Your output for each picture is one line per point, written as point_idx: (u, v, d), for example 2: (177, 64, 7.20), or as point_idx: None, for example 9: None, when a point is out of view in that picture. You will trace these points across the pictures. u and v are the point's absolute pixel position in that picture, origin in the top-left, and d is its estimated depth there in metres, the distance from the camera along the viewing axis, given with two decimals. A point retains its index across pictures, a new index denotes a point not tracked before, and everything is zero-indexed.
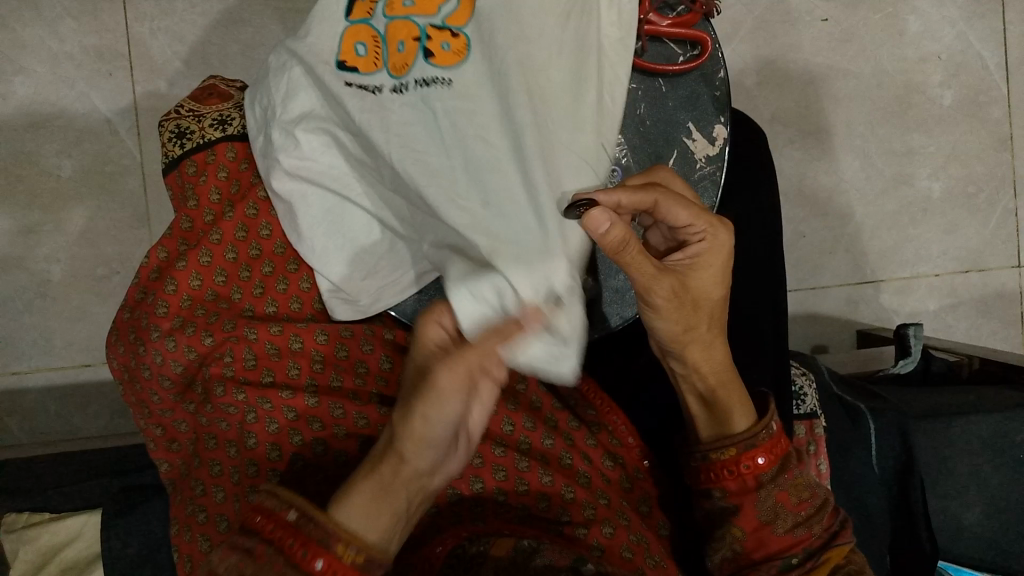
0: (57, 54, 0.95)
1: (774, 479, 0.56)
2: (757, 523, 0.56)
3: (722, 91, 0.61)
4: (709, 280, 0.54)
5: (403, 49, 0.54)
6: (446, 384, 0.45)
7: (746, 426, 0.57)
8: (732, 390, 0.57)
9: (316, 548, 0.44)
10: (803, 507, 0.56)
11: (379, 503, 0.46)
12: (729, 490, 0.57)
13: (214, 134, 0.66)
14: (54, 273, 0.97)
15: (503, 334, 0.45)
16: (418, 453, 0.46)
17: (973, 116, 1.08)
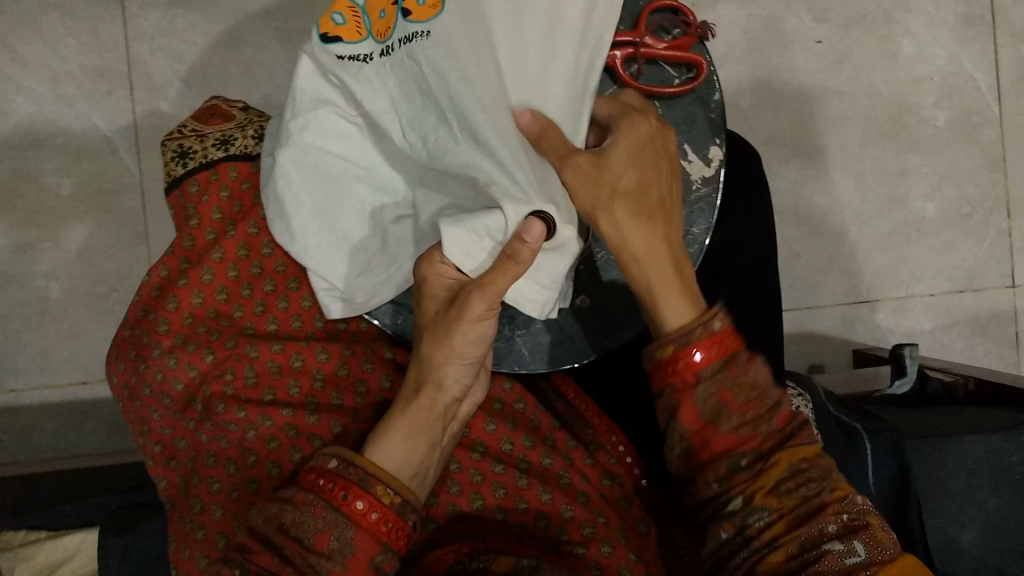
0: (58, 73, 0.96)
1: (714, 376, 0.50)
2: (699, 420, 0.51)
3: (718, 114, 0.61)
4: (639, 167, 0.54)
5: (385, 15, 0.55)
6: (472, 312, 0.51)
7: (687, 319, 0.51)
8: (662, 282, 0.52)
9: (356, 491, 0.51)
10: (749, 407, 0.50)
11: (412, 438, 0.54)
12: (676, 395, 0.51)
13: (216, 153, 0.67)
14: (51, 291, 0.97)
15: (509, 268, 0.48)
16: (448, 379, 0.55)
17: (966, 137, 1.09)
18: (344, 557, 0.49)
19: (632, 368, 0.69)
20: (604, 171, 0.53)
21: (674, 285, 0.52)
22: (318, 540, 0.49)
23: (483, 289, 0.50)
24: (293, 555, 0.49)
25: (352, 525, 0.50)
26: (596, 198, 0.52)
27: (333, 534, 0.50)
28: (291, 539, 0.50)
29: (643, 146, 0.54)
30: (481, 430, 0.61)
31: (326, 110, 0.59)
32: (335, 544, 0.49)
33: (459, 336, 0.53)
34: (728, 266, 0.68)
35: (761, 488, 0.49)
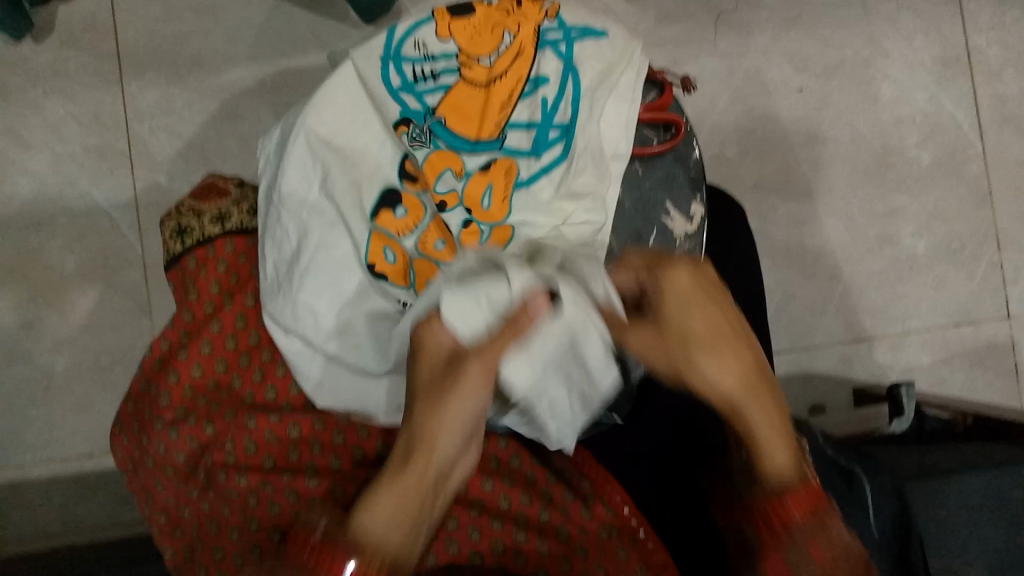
0: (61, 154, 0.99)
1: (801, 530, 0.56)
2: (783, 567, 0.56)
3: (697, 171, 0.64)
4: (683, 312, 0.56)
5: (393, 258, 0.60)
6: (464, 380, 0.54)
7: (788, 466, 0.57)
8: (768, 435, 0.57)
9: (342, 553, 0.53)
10: (833, 560, 0.55)
11: (404, 500, 0.54)
12: (760, 532, 0.57)
13: (213, 230, 0.68)
14: (57, 366, 0.99)
15: (512, 331, 0.53)
16: (441, 444, 0.56)
17: (951, 174, 1.11)
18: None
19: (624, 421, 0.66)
20: (668, 337, 0.56)
21: (780, 426, 0.57)
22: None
23: (478, 355, 0.54)
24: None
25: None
26: (675, 357, 0.56)
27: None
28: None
29: (693, 299, 0.56)
30: (478, 489, 0.62)
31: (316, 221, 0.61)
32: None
33: (451, 394, 0.55)
34: None
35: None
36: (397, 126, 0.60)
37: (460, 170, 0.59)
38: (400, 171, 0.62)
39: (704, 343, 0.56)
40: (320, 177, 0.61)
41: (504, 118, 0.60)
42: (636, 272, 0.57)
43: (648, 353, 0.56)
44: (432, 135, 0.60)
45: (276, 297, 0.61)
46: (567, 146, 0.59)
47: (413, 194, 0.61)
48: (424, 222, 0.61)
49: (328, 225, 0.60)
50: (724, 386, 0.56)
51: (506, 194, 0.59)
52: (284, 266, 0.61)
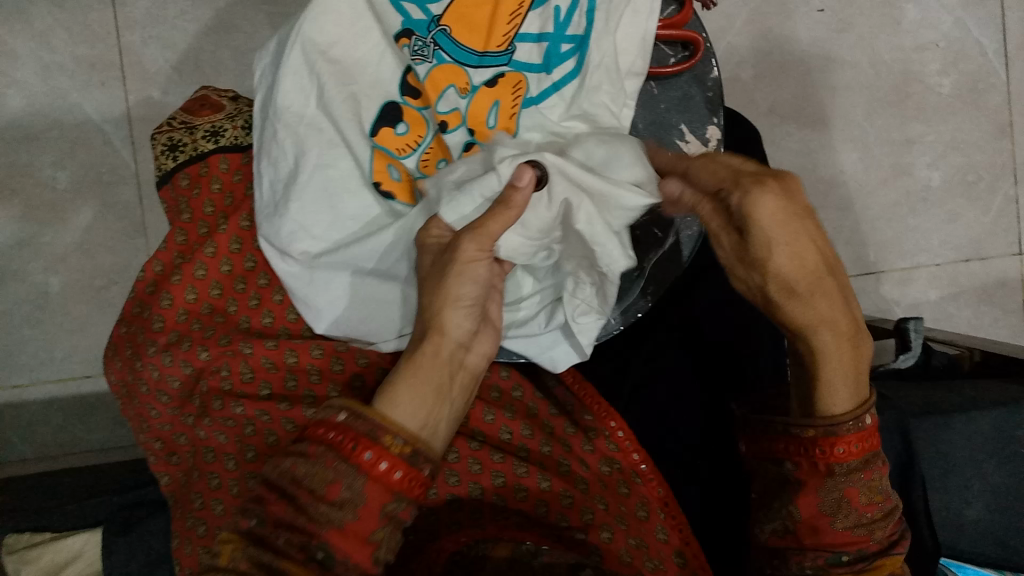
0: (49, 64, 0.95)
1: (848, 473, 0.51)
2: (815, 510, 0.52)
3: (715, 92, 0.60)
4: (776, 240, 0.46)
5: (398, 179, 0.58)
6: (463, 255, 0.51)
7: (843, 409, 0.50)
8: (839, 370, 0.50)
9: (365, 442, 0.46)
10: (869, 509, 0.52)
11: (422, 390, 0.49)
12: (801, 465, 0.52)
13: (206, 146, 0.66)
14: (51, 285, 0.97)
15: (501, 214, 0.49)
16: (452, 324, 0.52)
17: (972, 104, 1.07)
18: (355, 508, 0.45)
19: (628, 352, 0.68)
20: (748, 258, 0.48)
21: (848, 364, 0.50)
22: (328, 491, 0.45)
23: (477, 231, 0.50)
24: (306, 506, 0.45)
25: (363, 475, 0.45)
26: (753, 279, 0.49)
27: (345, 484, 0.45)
28: (304, 490, 0.45)
29: (780, 226, 0.46)
30: (479, 420, 0.61)
31: (310, 138, 0.57)
32: (347, 494, 0.45)
33: (456, 274, 0.51)
34: None
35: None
36: (399, 38, 0.57)
37: (464, 86, 0.56)
38: (404, 81, 0.57)
39: (793, 277, 0.47)
40: (317, 89, 0.56)
41: (513, 27, 0.56)
42: (721, 178, 0.48)
43: (733, 264, 0.50)
44: (436, 47, 0.57)
45: (273, 219, 0.58)
46: (579, 61, 0.56)
47: (414, 108, 0.58)
48: (425, 140, 0.58)
49: (327, 143, 0.56)
50: (810, 324, 0.48)
51: (513, 109, 0.56)
52: (281, 186, 0.58)
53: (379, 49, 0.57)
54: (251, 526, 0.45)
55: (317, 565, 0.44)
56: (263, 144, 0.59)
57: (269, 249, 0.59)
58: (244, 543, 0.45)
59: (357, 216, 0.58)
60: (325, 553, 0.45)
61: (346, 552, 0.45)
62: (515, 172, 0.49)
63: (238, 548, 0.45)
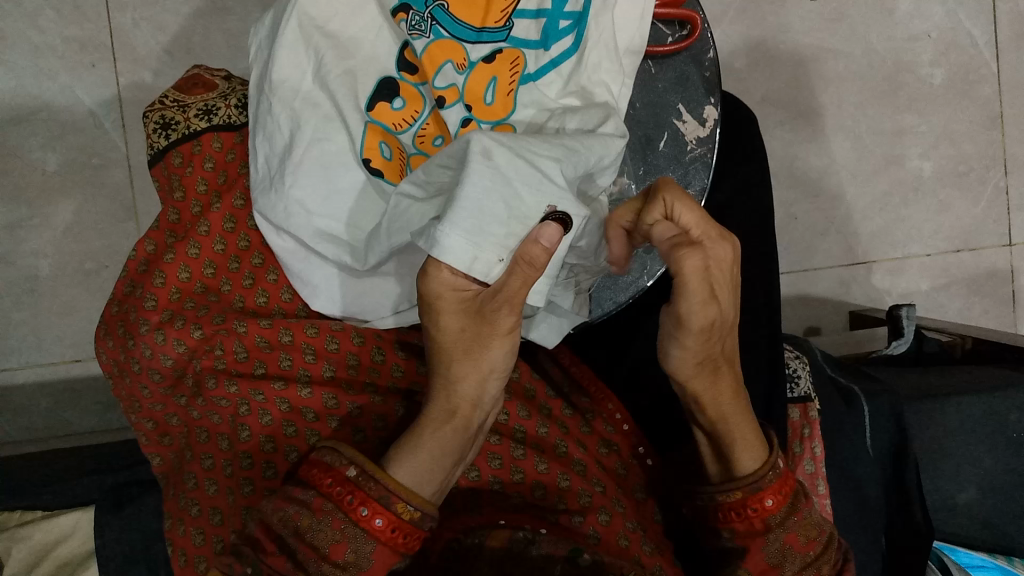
0: (38, 46, 0.93)
1: (783, 523, 0.50)
2: (764, 565, 0.51)
3: (712, 72, 0.60)
4: (728, 300, 0.48)
5: (391, 156, 0.57)
6: (500, 326, 0.49)
7: (757, 464, 0.51)
8: (742, 424, 0.51)
9: (375, 505, 0.48)
10: (811, 546, 0.51)
11: (440, 457, 0.50)
12: (738, 532, 0.52)
13: (199, 124, 0.65)
14: (40, 269, 0.96)
15: (527, 275, 0.46)
16: (482, 394, 0.51)
17: (963, 95, 1.07)
18: (358, 569, 0.48)
19: (624, 339, 0.68)
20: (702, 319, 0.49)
21: (746, 416, 0.51)
22: (334, 550, 0.47)
23: (513, 303, 0.47)
24: (309, 563, 0.47)
25: (372, 539, 0.48)
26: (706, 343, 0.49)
27: (351, 545, 0.48)
28: (308, 545, 0.47)
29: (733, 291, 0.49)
30: None
31: (308, 115, 0.57)
32: (351, 556, 0.48)
33: (490, 347, 0.50)
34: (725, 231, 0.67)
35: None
36: (395, 12, 0.55)
37: (463, 62, 0.55)
38: (400, 56, 0.57)
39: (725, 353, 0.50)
40: (313, 65, 0.58)
41: (511, 3, 0.56)
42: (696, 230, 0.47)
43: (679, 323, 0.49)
44: (433, 22, 0.56)
45: (268, 194, 0.58)
46: (578, 37, 0.55)
47: (411, 83, 0.57)
48: (422, 115, 0.57)
49: (323, 119, 0.57)
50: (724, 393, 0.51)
51: (510, 86, 0.56)
52: (276, 160, 0.58)
53: (376, 24, 0.57)
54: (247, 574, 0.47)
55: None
56: (262, 119, 0.59)
57: (264, 226, 0.60)
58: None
59: (353, 192, 0.57)
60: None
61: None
62: (544, 232, 0.46)
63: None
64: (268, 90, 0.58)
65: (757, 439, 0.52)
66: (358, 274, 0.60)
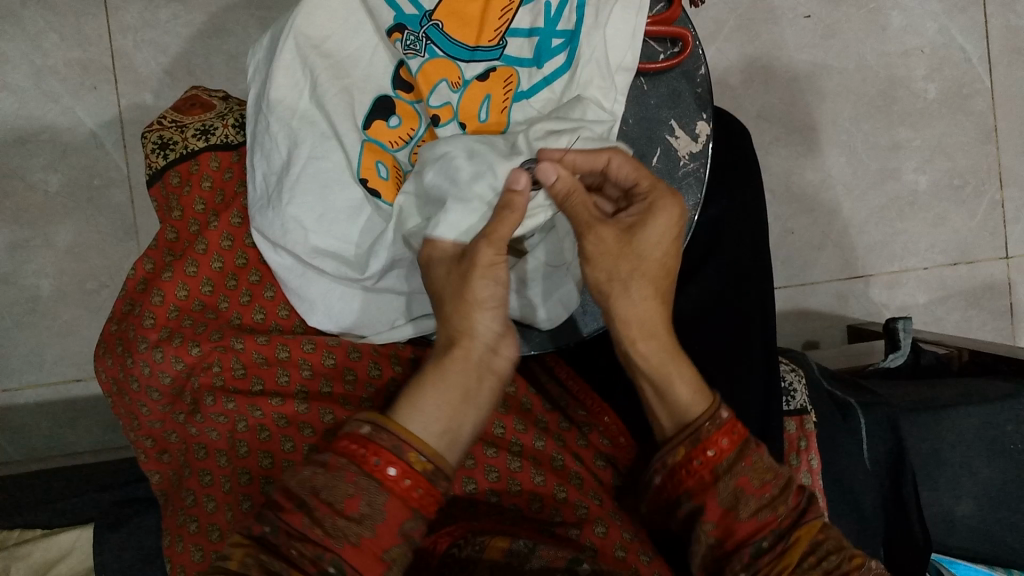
0: (40, 68, 0.95)
1: (731, 469, 0.52)
2: (720, 511, 0.52)
3: (704, 88, 0.60)
4: (652, 234, 0.51)
5: (385, 173, 0.58)
6: (481, 260, 0.48)
7: (701, 411, 0.52)
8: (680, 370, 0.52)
9: (388, 457, 0.46)
10: (766, 488, 0.52)
11: (447, 396, 0.48)
12: (692, 488, 0.52)
13: (197, 144, 0.66)
14: (42, 289, 0.97)
15: (505, 218, 0.48)
16: (481, 326, 0.49)
17: (957, 109, 1.08)
18: (373, 523, 0.45)
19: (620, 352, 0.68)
20: (630, 252, 0.51)
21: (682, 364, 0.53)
22: (347, 505, 0.45)
23: (490, 237, 0.48)
24: (324, 519, 0.45)
25: (384, 490, 0.46)
26: (618, 268, 0.51)
27: (365, 498, 0.45)
28: (322, 501, 0.45)
29: (660, 234, 0.51)
30: None
31: (304, 131, 0.58)
32: (366, 508, 0.45)
33: (479, 276, 0.48)
34: (718, 248, 0.68)
35: (787, 566, 0.50)
36: (391, 32, 0.57)
37: (457, 80, 0.57)
38: (395, 78, 0.59)
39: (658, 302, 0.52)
40: (310, 84, 0.58)
41: (505, 21, 0.57)
42: (640, 178, 0.52)
43: (602, 254, 0.51)
44: (428, 41, 0.57)
45: (266, 212, 0.59)
46: (570, 56, 0.56)
47: (407, 102, 0.59)
48: (417, 134, 0.59)
49: (319, 137, 0.58)
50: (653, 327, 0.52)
51: (504, 103, 0.57)
52: (274, 178, 0.59)
53: (371, 45, 0.59)
54: (265, 533, 0.45)
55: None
56: (261, 138, 0.60)
57: (262, 244, 0.60)
58: (254, 550, 0.44)
59: (350, 209, 0.58)
60: (336, 567, 0.44)
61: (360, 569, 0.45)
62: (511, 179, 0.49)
63: (247, 556, 0.44)
64: (265, 110, 0.59)
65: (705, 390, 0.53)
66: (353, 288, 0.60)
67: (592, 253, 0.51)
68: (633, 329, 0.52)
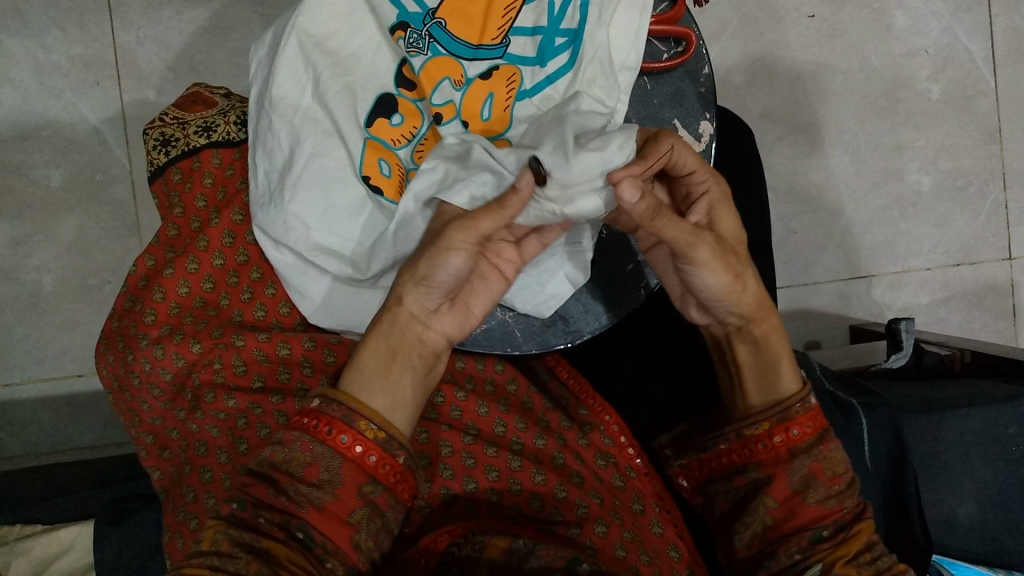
0: (44, 64, 0.95)
1: (809, 450, 0.53)
2: (788, 492, 0.53)
3: (707, 88, 0.60)
4: (728, 223, 0.54)
5: (388, 171, 0.57)
6: (446, 244, 0.47)
7: (792, 391, 0.54)
8: (779, 344, 0.55)
9: (341, 426, 0.48)
10: (836, 480, 0.53)
11: (388, 361, 0.50)
12: (764, 462, 0.54)
13: (199, 141, 0.66)
14: (44, 285, 0.97)
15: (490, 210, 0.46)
16: (415, 302, 0.50)
17: (961, 110, 1.08)
18: (333, 488, 0.47)
19: (621, 349, 0.68)
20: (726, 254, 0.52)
21: (780, 334, 0.55)
22: (307, 472, 0.47)
23: (467, 225, 0.46)
24: (287, 488, 0.47)
25: (338, 456, 0.48)
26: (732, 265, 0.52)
27: (322, 465, 0.47)
28: (284, 473, 0.47)
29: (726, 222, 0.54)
30: (473, 413, 0.59)
31: (307, 129, 0.58)
32: (325, 474, 0.47)
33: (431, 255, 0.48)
34: None
35: (844, 555, 0.51)
36: (394, 30, 0.56)
37: (460, 79, 0.56)
38: (398, 76, 0.58)
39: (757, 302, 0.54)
40: (313, 81, 0.58)
41: (508, 21, 0.57)
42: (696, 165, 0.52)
43: (718, 261, 0.51)
44: (432, 39, 0.56)
45: (268, 209, 0.59)
46: (573, 54, 0.56)
47: (409, 100, 0.58)
48: (420, 131, 0.58)
49: (322, 134, 0.58)
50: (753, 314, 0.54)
51: (507, 102, 0.57)
52: (276, 176, 0.59)
53: (374, 42, 0.59)
54: (232, 510, 0.46)
55: (298, 544, 0.46)
56: (263, 136, 0.60)
57: (261, 241, 0.60)
58: (225, 527, 0.45)
59: (351, 206, 0.58)
60: (305, 532, 0.46)
61: (328, 534, 0.46)
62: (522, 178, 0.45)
63: (219, 530, 0.45)
64: (268, 106, 0.59)
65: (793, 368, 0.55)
66: (356, 286, 0.60)
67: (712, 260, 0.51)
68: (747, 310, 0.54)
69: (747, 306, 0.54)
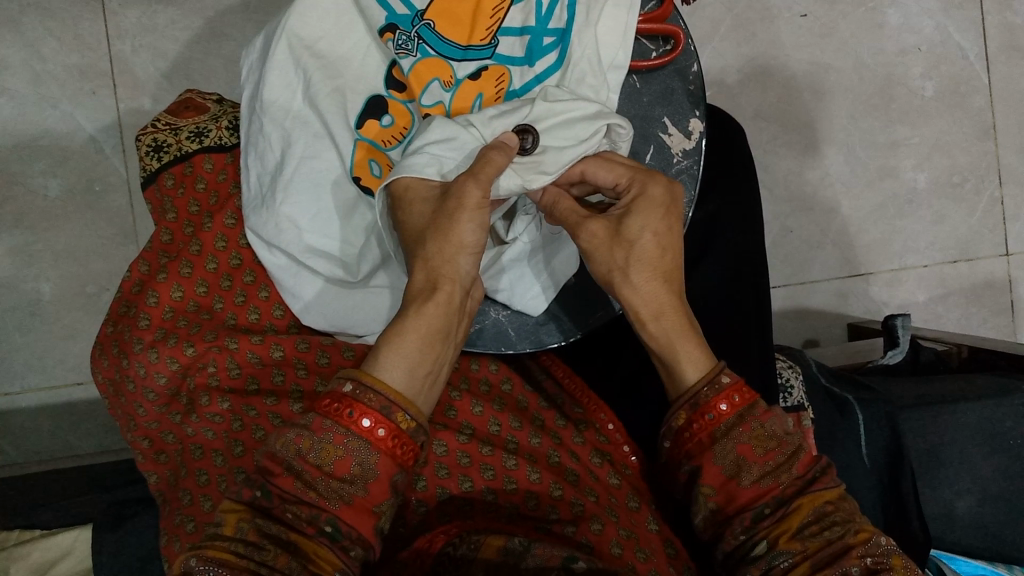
0: (40, 74, 0.95)
1: (729, 432, 0.50)
2: (722, 477, 0.50)
3: (696, 85, 0.60)
4: (646, 219, 0.51)
5: (378, 170, 0.58)
6: (468, 200, 0.48)
7: (697, 376, 0.51)
8: (683, 338, 0.51)
9: (376, 416, 0.46)
10: (770, 456, 0.50)
11: (427, 342, 0.48)
12: (692, 453, 0.51)
13: (191, 146, 0.67)
14: (43, 293, 0.97)
15: (492, 160, 0.49)
16: (464, 271, 0.49)
17: (956, 106, 1.08)
18: (366, 482, 0.46)
19: (619, 344, 0.69)
20: (619, 236, 0.51)
21: (686, 331, 0.51)
22: (338, 466, 0.45)
23: (478, 174, 0.48)
24: (316, 482, 0.45)
25: (375, 449, 0.46)
26: (614, 259, 0.51)
27: (356, 459, 0.46)
28: (311, 465, 0.45)
29: (649, 218, 0.51)
30: (468, 413, 0.59)
31: (299, 133, 0.58)
32: (356, 469, 0.46)
33: (459, 218, 0.48)
34: (710, 245, 0.68)
35: (785, 532, 0.48)
36: (383, 32, 0.57)
37: (449, 79, 0.57)
38: (388, 79, 0.59)
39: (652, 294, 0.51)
40: (304, 84, 0.59)
41: (496, 21, 0.57)
42: (621, 175, 0.53)
43: (599, 244, 0.51)
44: (420, 40, 0.57)
45: (260, 212, 0.59)
46: (562, 54, 0.56)
47: (399, 101, 0.58)
48: (410, 133, 0.59)
49: (314, 137, 0.58)
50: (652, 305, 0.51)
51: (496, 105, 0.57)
52: (268, 179, 0.59)
53: (363, 45, 0.59)
54: (256, 497, 0.45)
55: (326, 538, 0.44)
56: (255, 139, 0.60)
57: (255, 243, 0.61)
58: (250, 515, 0.44)
59: (345, 207, 0.58)
60: (334, 526, 0.45)
61: (356, 526, 0.45)
62: (504, 136, 0.51)
63: (242, 521, 0.44)
64: (260, 109, 0.59)
65: (700, 351, 0.51)
66: (348, 287, 0.61)
67: (588, 248, 0.52)
68: (641, 306, 0.51)
69: (638, 303, 0.51)
